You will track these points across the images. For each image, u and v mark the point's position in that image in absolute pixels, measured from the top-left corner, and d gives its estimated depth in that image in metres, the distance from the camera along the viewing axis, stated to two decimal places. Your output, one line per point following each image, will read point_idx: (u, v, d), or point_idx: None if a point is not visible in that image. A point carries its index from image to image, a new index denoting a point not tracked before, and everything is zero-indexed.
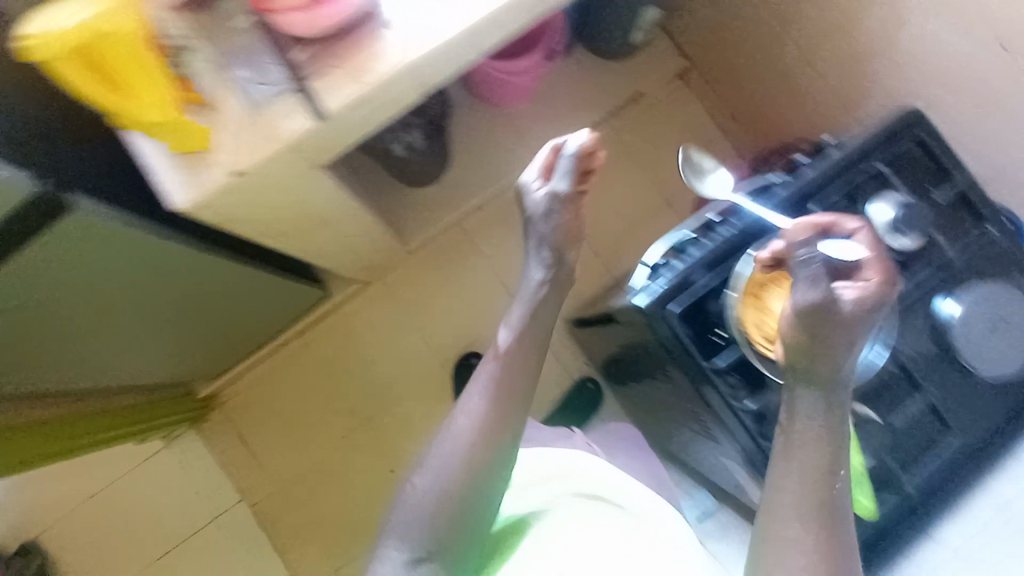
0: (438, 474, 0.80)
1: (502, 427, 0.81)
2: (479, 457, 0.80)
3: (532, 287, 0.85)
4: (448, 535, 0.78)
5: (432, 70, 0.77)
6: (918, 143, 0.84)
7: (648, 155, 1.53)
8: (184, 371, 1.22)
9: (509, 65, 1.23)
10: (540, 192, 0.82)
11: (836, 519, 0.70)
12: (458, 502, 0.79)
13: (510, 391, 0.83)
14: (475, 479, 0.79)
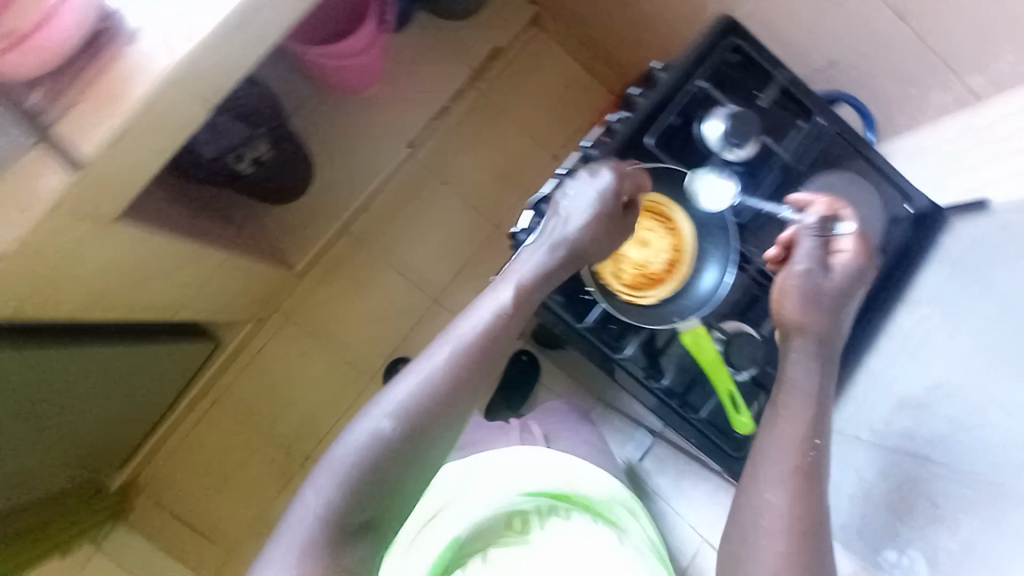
0: (365, 437, 0.62)
1: (450, 399, 0.64)
2: (417, 423, 0.63)
3: (530, 253, 0.69)
4: (359, 515, 0.61)
5: (204, 78, 0.67)
6: (737, 48, 0.74)
7: (521, 110, 1.46)
8: (75, 471, 1.08)
9: (338, 50, 1.09)
10: (597, 197, 0.69)
11: (818, 482, 0.60)
12: (381, 473, 0.61)
13: (468, 359, 0.66)
14: (410, 447, 0.62)
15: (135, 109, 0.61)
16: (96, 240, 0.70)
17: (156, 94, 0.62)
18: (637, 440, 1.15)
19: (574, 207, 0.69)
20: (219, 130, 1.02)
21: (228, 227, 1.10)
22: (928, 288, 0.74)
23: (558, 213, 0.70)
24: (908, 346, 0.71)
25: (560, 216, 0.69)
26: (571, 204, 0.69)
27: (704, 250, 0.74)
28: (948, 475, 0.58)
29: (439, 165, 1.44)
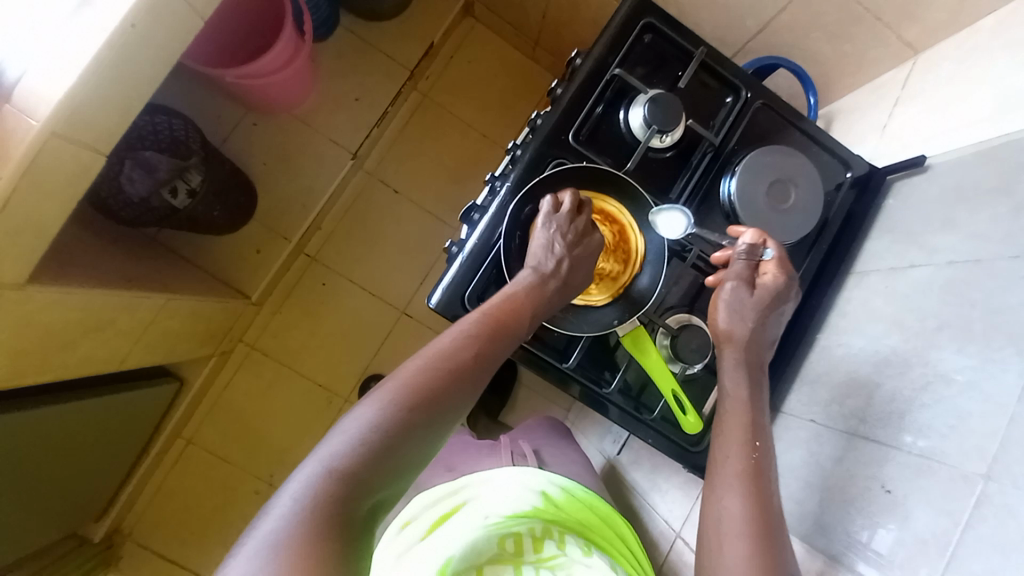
0: (366, 416, 0.50)
1: (458, 380, 0.56)
2: (427, 401, 0.53)
3: (521, 281, 0.64)
4: (362, 507, 0.46)
5: (93, 120, 0.63)
6: (650, 30, 0.71)
7: (462, 107, 1.42)
8: (54, 526, 1.06)
9: (256, 70, 1.04)
10: (569, 228, 0.66)
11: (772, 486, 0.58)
12: (384, 460, 0.49)
13: (475, 338, 0.59)
14: (420, 426, 0.52)
15: (20, 170, 0.58)
16: (6, 306, 0.66)
17: (42, 150, 0.59)
18: (616, 434, 1.04)
19: (556, 241, 0.65)
20: (148, 167, 1.00)
21: (168, 266, 1.07)
22: (874, 256, 0.72)
23: (542, 241, 0.65)
24: (856, 319, 0.70)
25: (540, 246, 0.65)
26: (553, 237, 0.65)
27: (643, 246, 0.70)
28: (902, 455, 0.56)
29: (389, 172, 1.40)
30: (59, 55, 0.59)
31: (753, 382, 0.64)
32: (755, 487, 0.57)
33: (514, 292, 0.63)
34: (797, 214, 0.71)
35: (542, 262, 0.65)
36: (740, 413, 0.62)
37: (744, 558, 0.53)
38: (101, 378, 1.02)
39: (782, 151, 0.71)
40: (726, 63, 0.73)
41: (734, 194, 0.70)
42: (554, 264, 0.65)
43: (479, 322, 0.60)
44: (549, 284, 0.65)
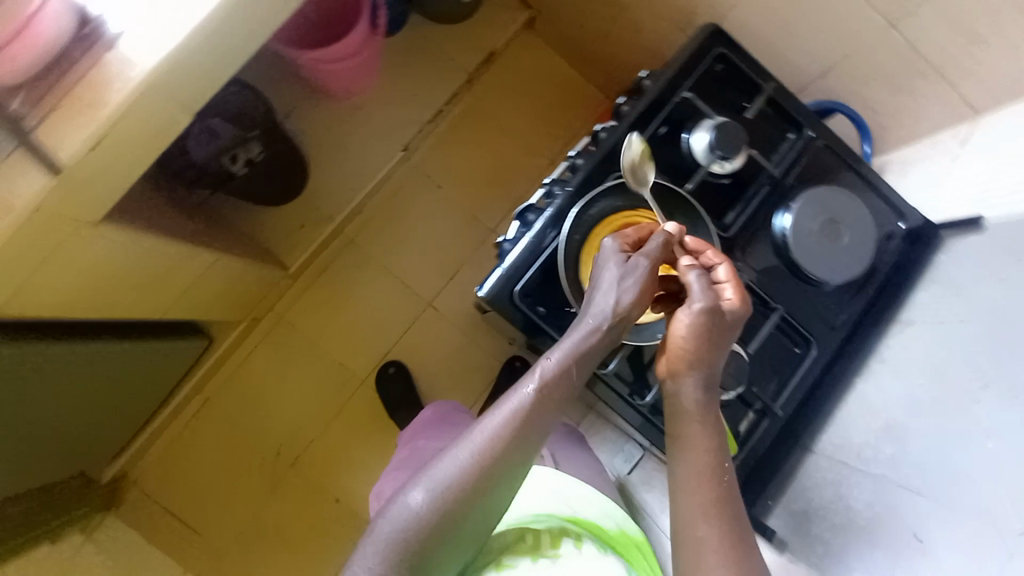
0: (453, 467, 0.60)
1: (527, 440, 0.62)
2: (495, 464, 0.60)
3: (582, 332, 0.62)
4: (444, 534, 0.60)
5: (182, 85, 0.66)
6: (721, 59, 0.74)
7: (513, 116, 1.44)
8: (67, 464, 1.09)
9: (328, 55, 1.09)
10: (620, 256, 0.64)
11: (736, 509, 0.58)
12: (457, 509, 0.60)
13: (545, 394, 0.62)
14: (486, 484, 0.60)
15: (109, 121, 0.61)
16: (76, 244, 0.70)
17: (135, 100, 0.62)
18: (627, 453, 1.07)
19: (607, 277, 0.63)
20: (214, 133, 1.07)
21: (218, 229, 1.12)
22: (920, 308, 0.72)
23: (596, 287, 0.63)
24: (896, 367, 0.70)
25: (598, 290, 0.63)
26: (602, 275, 0.63)
27: None
28: (932, 506, 0.58)
29: (434, 168, 1.43)
30: (158, 22, 0.62)
31: (710, 398, 0.62)
32: (729, 523, 0.57)
33: (580, 349, 0.62)
34: (845, 256, 0.72)
35: (598, 312, 0.62)
36: (703, 443, 0.60)
37: None
38: (138, 326, 1.06)
39: (838, 192, 0.72)
40: (794, 100, 0.75)
41: (789, 229, 0.71)
42: (617, 298, 0.61)
43: (555, 380, 0.62)
44: (620, 315, 0.62)
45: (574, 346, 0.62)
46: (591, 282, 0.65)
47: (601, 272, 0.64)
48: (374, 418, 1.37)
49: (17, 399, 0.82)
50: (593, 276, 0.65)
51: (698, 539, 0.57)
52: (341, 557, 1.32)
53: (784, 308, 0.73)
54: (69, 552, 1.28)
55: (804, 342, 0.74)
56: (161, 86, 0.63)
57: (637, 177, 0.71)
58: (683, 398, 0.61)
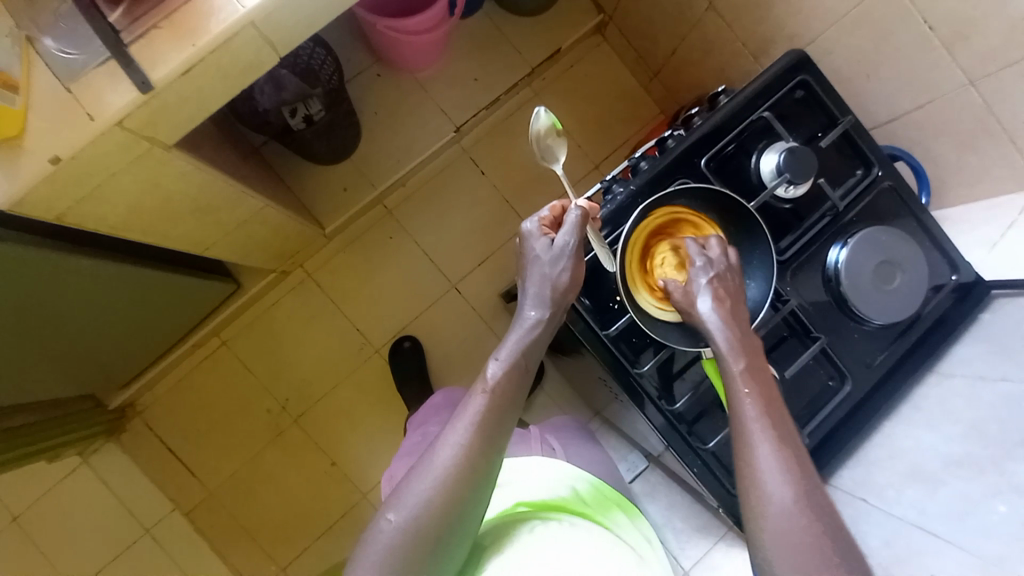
0: (427, 481, 0.58)
1: (493, 444, 0.61)
2: (463, 477, 0.58)
3: (526, 327, 0.68)
4: (429, 550, 0.56)
5: (276, 27, 0.68)
6: (803, 85, 0.75)
7: (568, 115, 1.45)
8: (83, 381, 1.11)
9: (405, 25, 1.11)
10: (544, 242, 0.70)
11: (779, 420, 0.60)
12: (436, 529, 0.57)
13: (497, 395, 0.63)
14: (460, 502, 0.58)
15: (202, 47, 0.62)
16: (149, 163, 0.71)
17: (228, 34, 0.63)
18: (631, 462, 1.12)
19: (539, 264, 0.69)
20: (279, 84, 1.08)
21: (267, 178, 1.14)
22: (959, 362, 0.73)
23: (531, 280, 0.69)
24: (931, 416, 0.71)
25: (535, 279, 0.69)
26: (534, 263, 0.69)
27: (748, 274, 0.73)
28: (956, 552, 0.58)
29: (482, 154, 1.44)
30: None
31: (741, 336, 0.65)
32: (777, 435, 0.58)
33: (527, 343, 0.67)
34: (895, 297, 0.73)
35: (540, 306, 0.68)
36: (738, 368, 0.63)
37: (787, 496, 0.54)
38: (175, 257, 1.08)
39: (896, 235, 0.73)
40: (867, 138, 0.76)
41: (842, 262, 0.73)
42: (552, 282, 0.68)
43: (505, 380, 0.64)
44: (560, 295, 0.68)
45: (519, 343, 0.66)
46: (526, 271, 0.71)
47: (532, 263, 0.69)
48: (384, 389, 1.39)
49: (57, 305, 0.84)
50: (525, 266, 0.71)
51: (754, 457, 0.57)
52: (330, 520, 1.34)
53: (826, 339, 0.74)
54: (69, 469, 1.31)
55: (839, 376, 0.75)
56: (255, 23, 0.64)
57: (546, 152, 0.83)
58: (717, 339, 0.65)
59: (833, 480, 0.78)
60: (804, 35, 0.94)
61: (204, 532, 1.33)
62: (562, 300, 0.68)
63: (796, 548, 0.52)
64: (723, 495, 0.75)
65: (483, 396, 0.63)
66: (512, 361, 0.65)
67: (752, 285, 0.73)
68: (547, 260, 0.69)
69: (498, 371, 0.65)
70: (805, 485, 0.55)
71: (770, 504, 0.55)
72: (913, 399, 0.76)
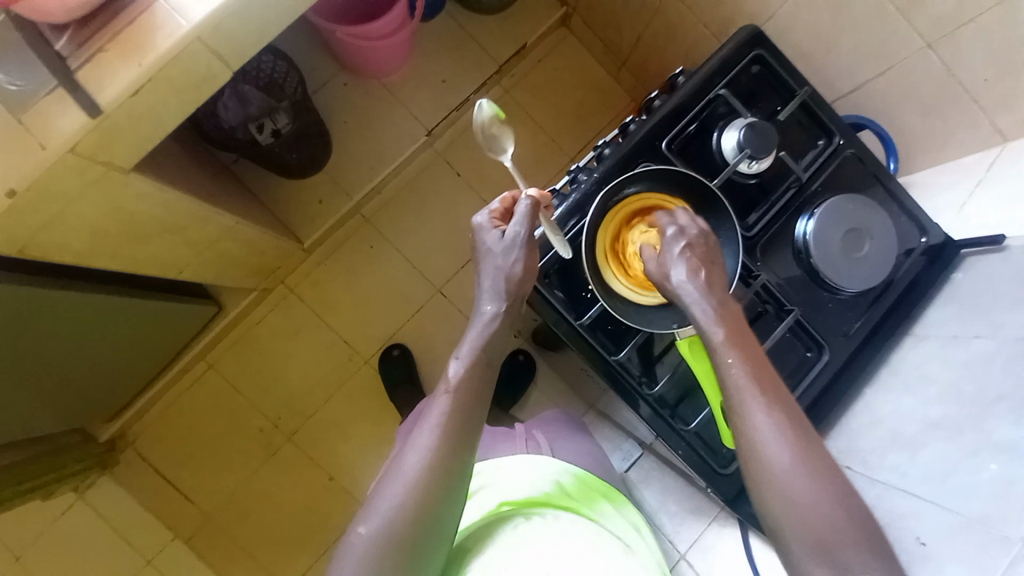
0: (397, 490, 0.57)
1: (462, 445, 0.61)
2: (433, 481, 0.58)
3: (483, 321, 0.67)
4: (407, 557, 0.56)
5: (224, 41, 0.67)
6: (758, 60, 0.75)
7: (538, 110, 1.44)
8: (68, 416, 1.09)
9: (366, 31, 1.10)
10: (496, 234, 0.70)
11: (766, 373, 0.60)
12: (411, 536, 0.56)
13: (463, 393, 0.63)
14: (432, 505, 0.57)
15: (153, 67, 0.62)
16: (109, 188, 0.70)
17: (176, 48, 0.62)
18: (626, 451, 1.12)
19: (492, 256, 0.69)
20: (244, 100, 1.08)
21: (240, 196, 1.13)
22: (934, 324, 0.74)
23: (486, 273, 0.69)
24: (908, 379, 0.71)
25: (489, 272, 0.69)
26: (487, 256, 0.69)
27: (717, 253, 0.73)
28: (940, 512, 0.59)
29: (455, 156, 1.44)
30: None
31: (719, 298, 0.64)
32: (768, 391, 0.58)
33: (487, 337, 0.66)
34: (866, 263, 0.73)
35: (497, 300, 0.67)
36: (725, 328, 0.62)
37: (784, 450, 0.55)
38: (150, 283, 1.06)
39: (862, 201, 0.74)
40: (826, 108, 0.76)
41: (810, 234, 0.73)
42: (505, 274, 0.67)
43: (468, 378, 0.63)
44: (515, 286, 0.68)
45: (478, 339, 0.66)
46: (481, 264, 0.71)
47: (485, 255, 0.69)
48: (376, 398, 1.38)
49: (32, 341, 0.83)
50: (479, 260, 0.71)
51: (747, 417, 0.57)
52: (331, 535, 1.33)
53: (800, 311, 0.75)
54: (64, 505, 1.30)
55: (817, 347, 0.76)
56: (203, 38, 0.63)
57: (492, 143, 0.82)
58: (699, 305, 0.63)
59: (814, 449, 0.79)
60: (761, 12, 0.94)
61: (204, 557, 1.32)
62: (518, 290, 0.68)
63: (804, 512, 0.53)
64: (709, 474, 0.75)
65: (447, 396, 0.63)
66: (484, 358, 0.65)
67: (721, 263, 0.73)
68: (497, 248, 0.68)
69: (460, 370, 0.65)
70: (798, 437, 0.56)
71: (769, 459, 0.55)
72: (891, 364, 0.76)
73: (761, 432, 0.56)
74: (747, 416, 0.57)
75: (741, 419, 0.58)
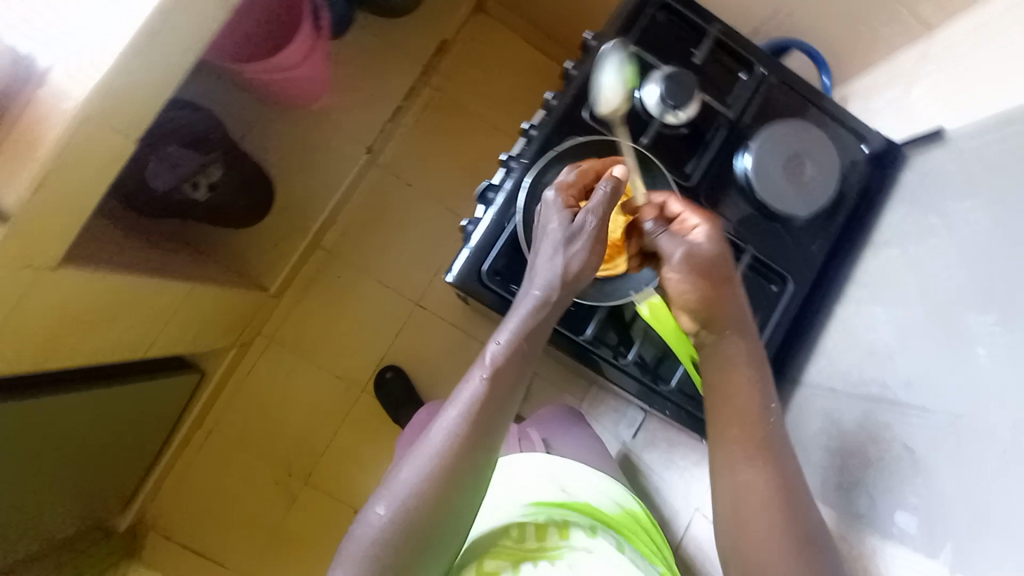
0: (416, 472, 0.58)
1: (488, 433, 0.60)
2: (451, 467, 0.58)
3: (529, 306, 0.62)
4: (422, 542, 0.57)
5: (124, 112, 0.64)
6: (662, 8, 0.75)
7: (475, 103, 1.42)
8: (76, 515, 1.07)
9: (280, 62, 1.06)
10: (564, 217, 0.64)
11: (778, 453, 0.61)
12: (427, 520, 0.57)
13: (496, 382, 0.60)
14: (449, 490, 0.58)
15: (51, 159, 0.59)
16: (45, 288, 0.68)
17: (76, 134, 0.60)
18: (630, 418, 1.11)
19: (552, 240, 0.63)
20: (174, 161, 1.01)
21: (192, 257, 1.10)
22: (892, 229, 0.74)
23: (541, 256, 0.63)
24: (875, 291, 0.72)
25: (543, 257, 0.63)
26: (548, 237, 0.63)
27: None
28: (925, 414, 0.59)
29: (404, 167, 1.41)
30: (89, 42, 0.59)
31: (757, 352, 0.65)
32: (772, 463, 0.60)
33: (530, 323, 0.61)
34: (810, 185, 0.74)
35: (549, 287, 0.61)
36: (746, 388, 0.63)
37: (775, 524, 0.57)
38: (129, 367, 1.04)
39: (795, 125, 0.74)
40: (740, 39, 0.76)
41: (750, 169, 0.73)
42: (564, 264, 0.61)
43: (504, 366, 0.60)
44: (570, 279, 0.62)
45: (522, 324, 0.61)
46: (536, 244, 0.65)
47: (545, 236, 0.64)
48: (378, 424, 1.38)
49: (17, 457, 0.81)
50: (536, 239, 0.65)
51: (738, 481, 0.60)
52: None
53: (754, 248, 0.75)
54: None
55: (780, 278, 0.76)
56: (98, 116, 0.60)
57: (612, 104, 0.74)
58: (722, 351, 0.64)
59: (798, 378, 0.80)
60: None
61: None
62: (573, 284, 0.62)
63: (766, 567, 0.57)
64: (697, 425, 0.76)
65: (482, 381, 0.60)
66: (524, 347, 0.61)
67: None
68: (563, 231, 0.63)
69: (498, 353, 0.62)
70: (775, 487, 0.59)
71: (756, 529, 0.58)
72: (857, 278, 0.76)
73: (753, 508, 0.59)
74: (731, 478, 0.61)
75: (729, 477, 0.61)
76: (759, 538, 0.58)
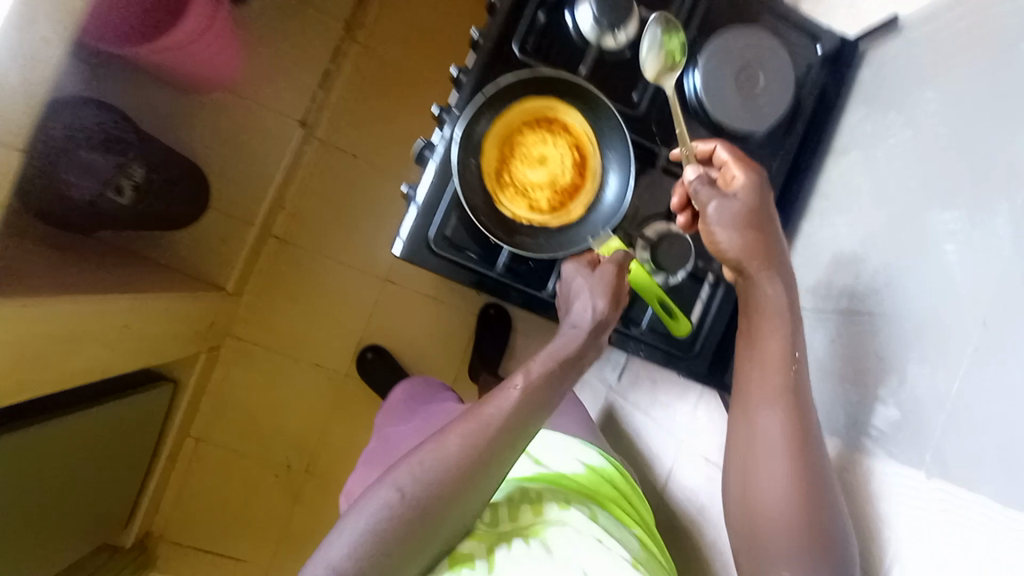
0: (430, 462, 0.60)
1: (511, 437, 0.62)
2: (467, 461, 0.60)
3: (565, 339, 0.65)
4: (426, 527, 0.59)
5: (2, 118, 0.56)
6: None
7: (409, 55, 1.31)
8: (79, 544, 1.05)
9: (179, 36, 0.94)
10: (585, 274, 0.66)
11: (801, 401, 0.61)
12: (431, 507, 0.59)
13: (528, 393, 0.63)
14: (459, 482, 0.60)
15: None
16: None
17: None
18: (613, 361, 1.11)
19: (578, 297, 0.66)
20: (89, 168, 0.92)
21: (134, 268, 1.03)
22: (851, 134, 0.71)
23: (571, 314, 0.66)
24: (840, 201, 0.70)
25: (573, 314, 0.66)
26: (574, 295, 0.66)
27: (609, 154, 0.69)
28: (896, 320, 0.59)
29: (345, 137, 1.32)
30: None
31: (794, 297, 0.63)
32: (794, 406, 0.60)
33: (563, 355, 0.64)
34: (764, 97, 0.69)
35: (579, 328, 0.64)
36: (772, 329, 0.63)
37: (782, 472, 0.60)
38: (95, 391, 0.99)
39: (744, 33, 0.68)
40: None
41: (699, 88, 0.68)
42: (593, 312, 0.64)
43: (540, 382, 0.63)
44: (598, 324, 0.64)
45: (557, 350, 0.64)
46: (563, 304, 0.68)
47: (572, 294, 0.66)
48: (368, 405, 1.37)
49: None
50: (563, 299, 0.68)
51: (758, 428, 0.62)
52: None
53: None
54: None
55: None
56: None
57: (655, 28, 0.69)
58: (763, 292, 0.63)
59: None
60: None
61: None
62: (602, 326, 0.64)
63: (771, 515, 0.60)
64: (670, 360, 0.77)
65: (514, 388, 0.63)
66: (563, 366, 0.64)
67: (613, 169, 0.69)
68: (588, 284, 0.65)
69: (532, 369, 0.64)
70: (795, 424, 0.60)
71: (767, 474, 0.61)
72: (819, 189, 0.74)
73: (767, 459, 0.61)
74: (756, 427, 0.62)
75: (751, 421, 0.63)
76: (763, 480, 0.61)
